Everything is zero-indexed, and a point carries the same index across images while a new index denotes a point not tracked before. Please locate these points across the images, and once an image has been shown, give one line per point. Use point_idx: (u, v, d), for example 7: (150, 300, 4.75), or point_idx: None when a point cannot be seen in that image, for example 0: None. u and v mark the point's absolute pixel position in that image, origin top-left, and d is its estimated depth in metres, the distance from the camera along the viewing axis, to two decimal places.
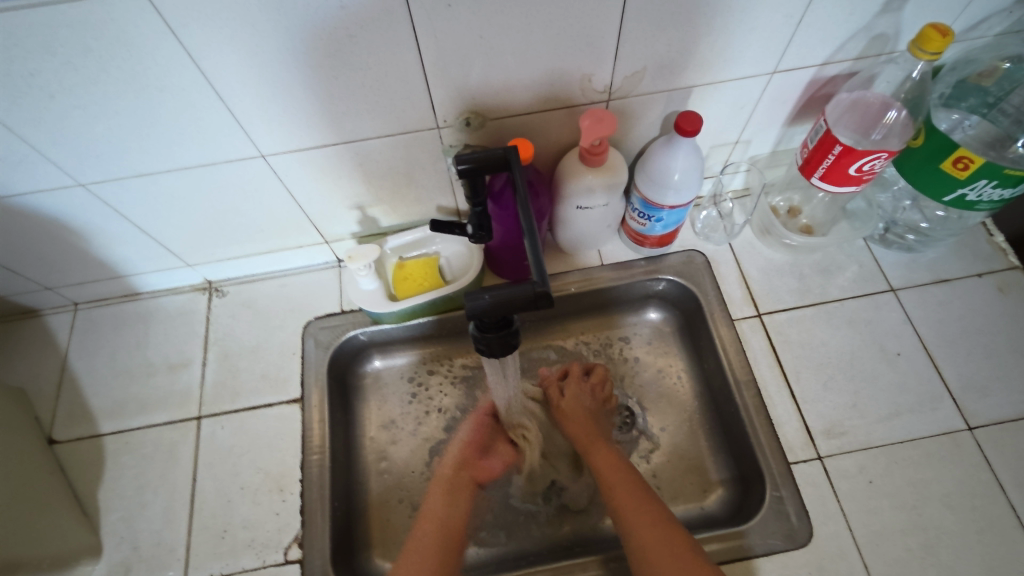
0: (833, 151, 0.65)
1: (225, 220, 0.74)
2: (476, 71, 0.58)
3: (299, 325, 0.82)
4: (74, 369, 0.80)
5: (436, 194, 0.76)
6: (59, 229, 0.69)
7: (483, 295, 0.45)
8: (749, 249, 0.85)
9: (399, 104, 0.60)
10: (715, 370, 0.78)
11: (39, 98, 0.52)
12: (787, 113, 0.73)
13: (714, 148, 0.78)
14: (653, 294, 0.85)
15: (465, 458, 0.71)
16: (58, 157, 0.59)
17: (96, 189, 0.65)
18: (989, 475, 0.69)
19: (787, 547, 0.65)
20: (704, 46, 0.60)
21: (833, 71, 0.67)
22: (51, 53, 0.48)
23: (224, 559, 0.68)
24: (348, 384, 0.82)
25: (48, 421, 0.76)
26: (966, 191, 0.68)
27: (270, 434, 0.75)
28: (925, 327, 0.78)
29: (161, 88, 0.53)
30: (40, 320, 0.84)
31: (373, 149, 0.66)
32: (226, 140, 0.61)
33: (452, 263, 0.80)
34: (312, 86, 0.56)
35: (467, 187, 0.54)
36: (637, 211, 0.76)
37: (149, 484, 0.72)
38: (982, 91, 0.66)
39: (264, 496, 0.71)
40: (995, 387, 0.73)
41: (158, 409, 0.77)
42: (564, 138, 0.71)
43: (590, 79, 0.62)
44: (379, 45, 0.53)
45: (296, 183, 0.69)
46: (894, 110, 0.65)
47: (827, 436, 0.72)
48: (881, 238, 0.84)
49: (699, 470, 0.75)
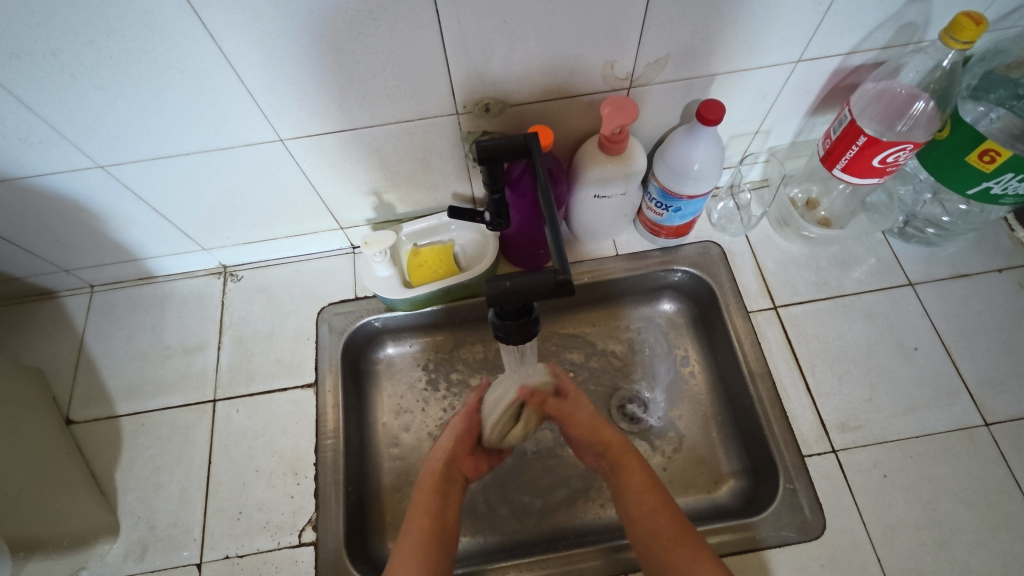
0: (857, 142, 0.64)
1: (241, 204, 0.74)
2: (497, 56, 0.58)
3: (314, 310, 0.83)
4: (91, 351, 0.81)
5: (452, 180, 0.76)
6: (77, 210, 0.69)
7: (505, 280, 0.45)
8: (766, 241, 0.84)
9: (420, 88, 0.60)
10: (730, 362, 0.78)
11: (60, 78, 0.52)
12: (810, 103, 0.72)
13: (733, 138, 0.77)
14: (667, 285, 0.85)
15: (455, 450, 0.68)
16: (77, 137, 0.59)
17: (114, 171, 0.65)
18: (1005, 471, 0.68)
19: (800, 539, 0.65)
20: (728, 34, 0.59)
21: (859, 60, 0.65)
22: (73, 32, 0.48)
23: (240, 540, 0.69)
24: (361, 370, 0.82)
25: (65, 402, 0.77)
26: (990, 184, 0.67)
27: (284, 418, 0.76)
28: (943, 322, 0.77)
29: (183, 69, 0.53)
30: (56, 301, 0.85)
31: (391, 134, 0.66)
32: (246, 123, 0.61)
33: (467, 250, 0.80)
34: (332, 70, 0.56)
35: (487, 174, 0.54)
36: (654, 201, 0.75)
37: (165, 466, 0.73)
38: (1011, 82, 0.65)
39: (278, 480, 0.72)
40: (1013, 384, 0.73)
41: (173, 392, 0.78)
42: (584, 126, 0.70)
43: (612, 66, 0.61)
44: (401, 29, 0.52)
45: (312, 168, 0.69)
46: (922, 101, 0.64)
47: (842, 429, 0.72)
48: (901, 232, 0.83)
49: (710, 461, 0.76)
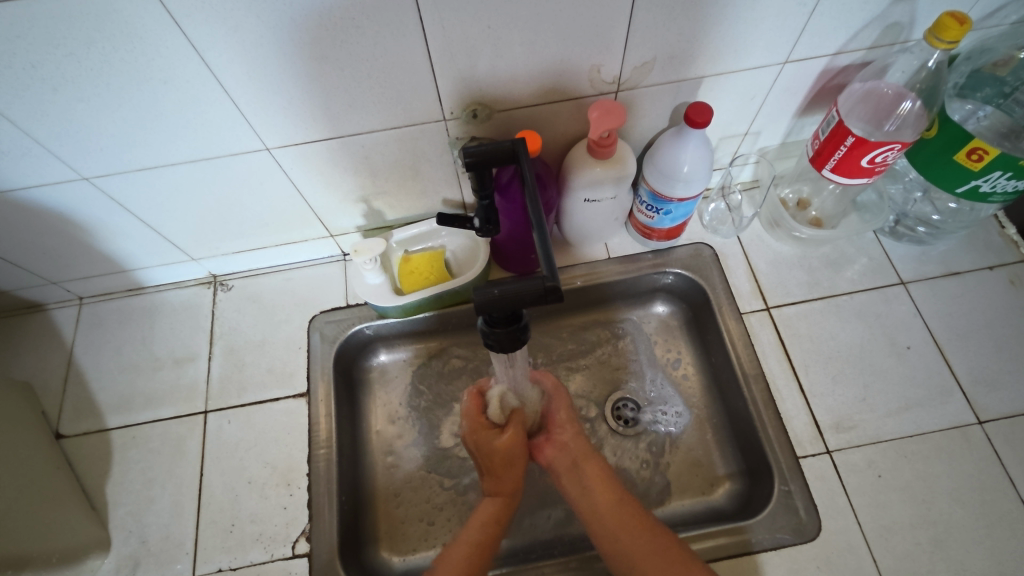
0: (845, 142, 0.64)
1: (230, 214, 0.73)
2: (483, 61, 0.57)
3: (305, 319, 0.82)
4: (80, 364, 0.80)
5: (442, 186, 0.75)
6: (63, 223, 0.69)
7: (493, 288, 0.45)
8: (758, 242, 0.84)
9: (406, 95, 0.60)
10: (723, 363, 0.77)
11: (40, 90, 0.51)
12: (798, 104, 0.72)
13: (723, 139, 0.77)
14: (660, 287, 0.84)
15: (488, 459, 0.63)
16: (61, 149, 0.58)
17: (100, 183, 0.64)
18: (999, 469, 0.68)
19: (796, 541, 0.65)
20: (714, 37, 0.59)
21: (846, 60, 0.65)
22: (53, 44, 0.47)
23: (232, 552, 0.68)
24: (354, 378, 0.81)
25: (54, 416, 0.76)
26: (979, 182, 0.67)
27: (276, 428, 0.75)
28: (935, 321, 0.77)
29: (165, 80, 0.53)
30: (45, 314, 0.84)
31: (378, 141, 0.65)
32: (231, 132, 0.60)
33: (458, 256, 0.80)
34: (316, 77, 0.55)
35: (475, 180, 0.53)
36: (645, 204, 0.75)
37: (156, 479, 0.73)
38: (998, 81, 0.65)
39: (271, 491, 0.71)
40: (1005, 381, 0.73)
41: (164, 404, 0.77)
42: (573, 130, 0.70)
43: (598, 69, 0.61)
44: (385, 36, 0.52)
45: (300, 177, 0.69)
46: (909, 101, 0.64)
47: (836, 430, 0.71)
48: (892, 231, 0.83)
49: (706, 465, 0.75)
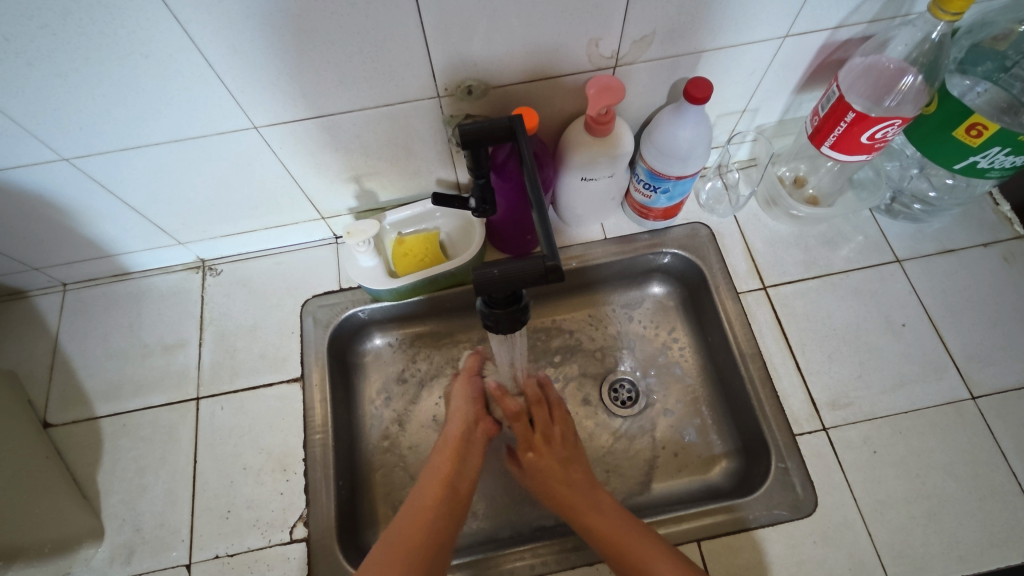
0: (846, 118, 0.63)
1: (217, 196, 0.71)
2: (478, 35, 0.55)
3: (297, 304, 0.80)
4: (66, 352, 0.78)
5: (436, 166, 0.74)
6: (42, 206, 0.66)
7: (491, 269, 0.43)
8: (754, 220, 0.84)
9: (399, 71, 0.58)
10: (720, 343, 0.77)
11: (15, 65, 0.49)
12: (798, 79, 0.71)
13: (721, 116, 0.76)
14: (656, 268, 0.84)
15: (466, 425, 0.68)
16: (36, 127, 0.56)
17: (80, 164, 0.62)
18: (991, 443, 0.69)
19: (792, 517, 0.66)
20: (714, 10, 0.58)
21: (846, 35, 0.64)
22: (26, 16, 0.45)
23: (229, 539, 0.67)
24: (348, 363, 0.80)
25: (41, 405, 0.75)
26: (977, 159, 0.67)
27: (271, 414, 0.74)
28: (930, 298, 0.78)
29: (146, 54, 0.50)
30: (28, 301, 0.82)
31: (371, 119, 0.63)
32: (220, 111, 0.58)
33: (453, 237, 0.78)
34: (303, 52, 0.53)
35: (471, 159, 0.51)
36: (642, 182, 0.74)
37: (149, 467, 0.71)
38: (999, 55, 0.64)
39: (266, 477, 0.71)
40: (998, 356, 0.74)
41: (154, 391, 0.76)
42: (570, 107, 0.69)
43: (597, 44, 0.59)
44: (376, 7, 0.50)
45: (289, 157, 0.67)
46: (910, 75, 0.63)
47: (833, 407, 0.72)
48: (888, 209, 0.83)
49: (703, 443, 0.76)
